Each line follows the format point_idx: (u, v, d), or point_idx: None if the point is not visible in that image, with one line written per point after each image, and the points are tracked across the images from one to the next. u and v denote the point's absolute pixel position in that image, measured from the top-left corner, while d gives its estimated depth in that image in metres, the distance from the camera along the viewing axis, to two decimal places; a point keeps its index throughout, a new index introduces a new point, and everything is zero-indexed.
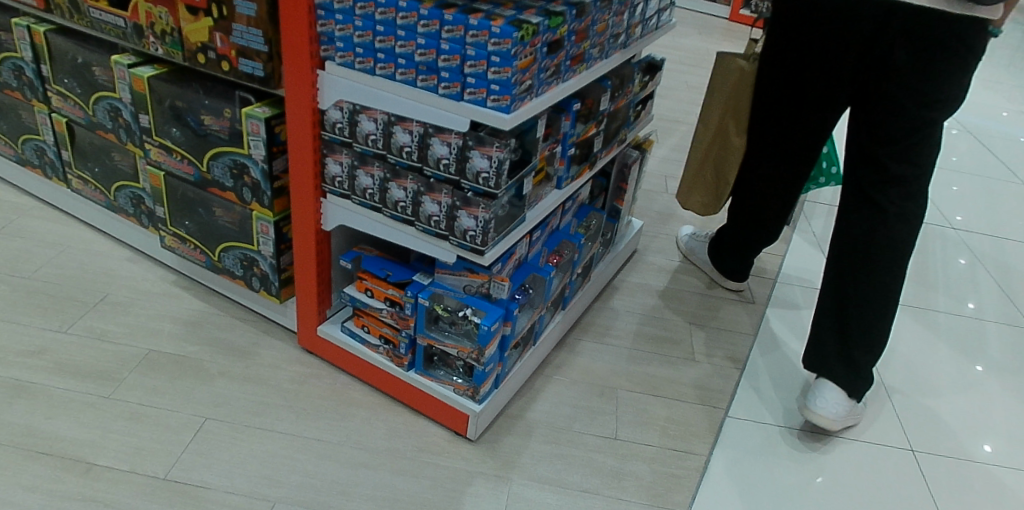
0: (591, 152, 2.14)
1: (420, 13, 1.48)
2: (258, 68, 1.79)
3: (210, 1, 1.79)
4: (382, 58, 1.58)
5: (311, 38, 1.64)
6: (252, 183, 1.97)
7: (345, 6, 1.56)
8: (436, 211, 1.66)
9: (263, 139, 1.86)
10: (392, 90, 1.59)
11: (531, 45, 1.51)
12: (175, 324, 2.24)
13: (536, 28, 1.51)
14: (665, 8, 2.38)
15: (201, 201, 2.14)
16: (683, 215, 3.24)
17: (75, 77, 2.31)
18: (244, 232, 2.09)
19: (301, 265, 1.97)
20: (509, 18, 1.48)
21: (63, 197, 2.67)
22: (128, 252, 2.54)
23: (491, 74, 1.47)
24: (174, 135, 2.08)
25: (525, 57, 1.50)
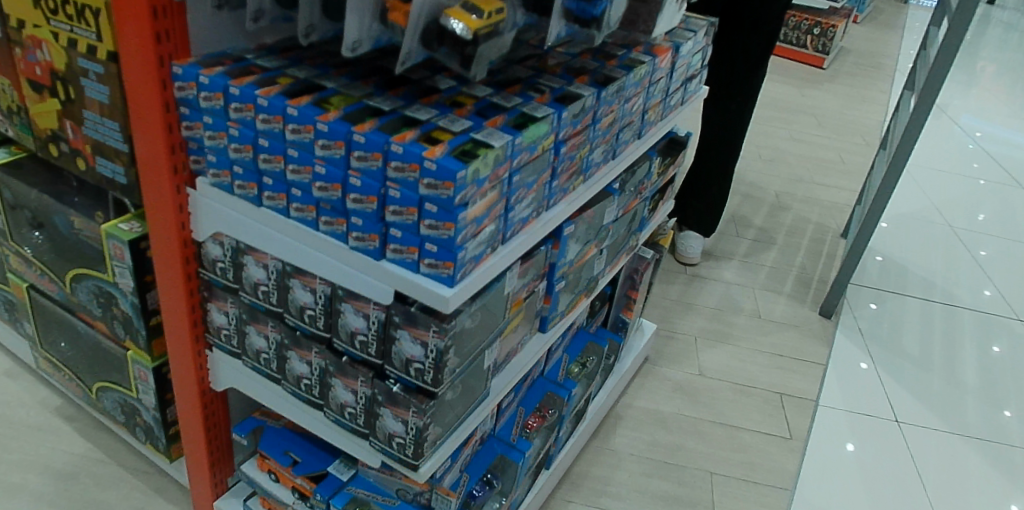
0: (592, 275, 1.60)
1: (318, 128, 0.94)
2: (119, 172, 1.27)
3: (54, 77, 1.26)
4: (270, 184, 1.05)
5: (174, 145, 1.12)
6: (123, 316, 1.46)
7: (215, 106, 1.04)
8: (352, 401, 1.14)
9: (130, 267, 1.35)
10: (285, 230, 1.07)
11: (493, 180, 0.97)
12: (44, 478, 1.73)
13: (501, 153, 0.96)
14: (695, 75, 1.81)
15: (71, 324, 1.63)
16: (702, 307, 2.69)
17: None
18: (121, 373, 1.58)
19: (188, 428, 1.46)
20: (456, 141, 0.94)
21: None
22: (12, 361, 2.03)
23: (424, 229, 0.93)
24: (36, 242, 1.57)
25: (481, 200, 0.95)
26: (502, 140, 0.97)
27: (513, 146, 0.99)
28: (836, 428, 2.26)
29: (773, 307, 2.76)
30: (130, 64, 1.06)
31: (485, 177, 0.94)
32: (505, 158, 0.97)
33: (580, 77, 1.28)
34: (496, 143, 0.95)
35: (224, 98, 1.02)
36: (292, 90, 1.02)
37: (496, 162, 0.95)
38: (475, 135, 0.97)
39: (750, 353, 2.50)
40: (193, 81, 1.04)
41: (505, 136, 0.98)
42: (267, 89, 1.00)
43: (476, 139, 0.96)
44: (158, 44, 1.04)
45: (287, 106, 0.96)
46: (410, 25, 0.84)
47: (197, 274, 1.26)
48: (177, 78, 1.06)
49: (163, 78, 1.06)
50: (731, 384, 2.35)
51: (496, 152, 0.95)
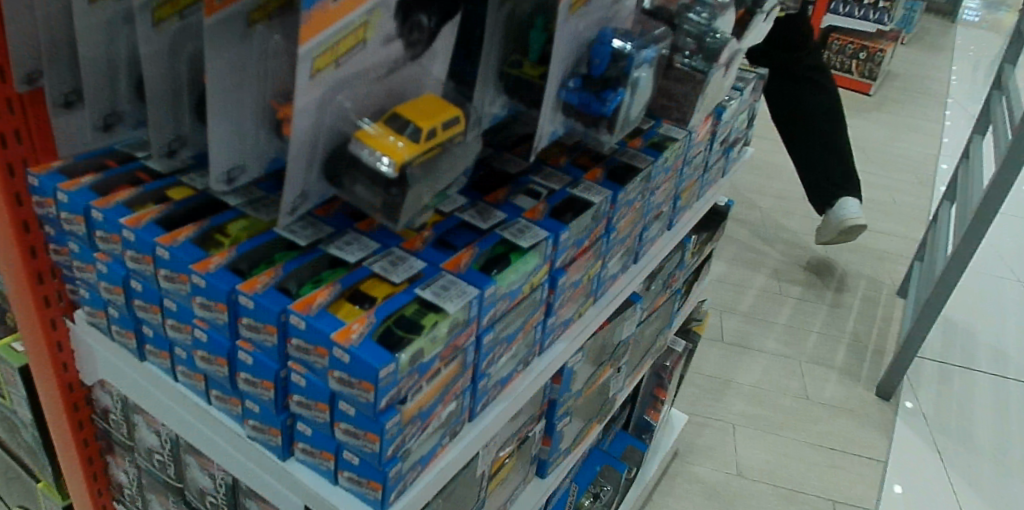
0: (608, 395, 1.29)
1: (193, 281, 0.65)
2: None
3: None
4: (152, 337, 0.77)
5: (42, 274, 0.84)
6: (28, 445, 1.24)
7: (78, 232, 0.74)
8: None
9: (24, 399, 1.10)
10: (174, 397, 0.79)
11: (446, 357, 0.66)
12: None
13: (459, 319, 0.66)
14: (742, 135, 1.45)
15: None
16: (741, 386, 2.32)
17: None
18: (36, 497, 1.36)
19: None
20: (391, 305, 0.63)
21: None
22: None
23: (340, 434, 0.64)
24: None
25: (427, 388, 0.65)
26: (462, 299, 0.65)
27: (479, 304, 0.68)
28: (871, 465, 2.12)
29: (823, 385, 2.38)
30: None
31: (431, 360, 0.64)
32: (465, 324, 0.66)
33: (590, 169, 0.94)
34: (450, 306, 0.64)
35: (86, 223, 0.72)
36: (176, 214, 0.71)
37: (450, 334, 0.64)
38: (421, 293, 0.65)
39: (797, 447, 2.14)
40: (51, 197, 0.74)
41: (467, 290, 0.67)
42: (139, 215, 0.70)
43: (423, 299, 0.65)
44: (4, 147, 0.75)
45: (156, 244, 0.66)
46: (299, 160, 0.50)
47: (90, 419, 1.02)
48: (36, 191, 0.76)
49: (16, 191, 0.78)
50: (774, 489, 2.01)
51: (450, 319, 0.64)
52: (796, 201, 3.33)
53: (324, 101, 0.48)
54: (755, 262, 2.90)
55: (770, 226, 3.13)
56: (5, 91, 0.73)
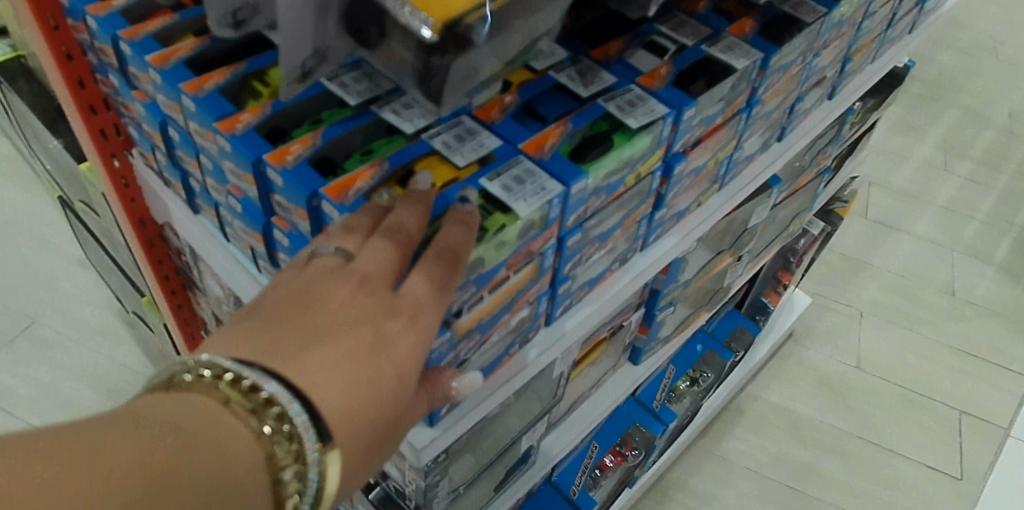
0: (725, 284, 1.13)
1: (219, 143, 0.54)
2: None
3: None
4: (199, 193, 0.67)
5: (94, 106, 0.76)
6: (126, 267, 1.22)
7: (114, 67, 0.64)
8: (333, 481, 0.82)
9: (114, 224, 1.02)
10: (223, 259, 0.71)
11: (513, 266, 0.54)
12: (95, 386, 1.50)
13: (532, 224, 0.52)
14: None
15: (88, 238, 1.37)
16: (879, 271, 2.08)
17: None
18: (142, 311, 1.36)
19: None
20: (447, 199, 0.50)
21: None
22: (57, 211, 1.76)
23: None
24: (48, 166, 1.27)
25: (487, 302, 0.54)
26: (538, 200, 0.51)
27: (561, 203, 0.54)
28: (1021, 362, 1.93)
29: (975, 281, 2.09)
30: None
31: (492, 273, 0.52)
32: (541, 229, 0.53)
33: (740, 18, 0.73)
34: (520, 209, 0.51)
35: (117, 57, 0.62)
36: (212, 53, 0.59)
37: (519, 240, 0.52)
38: (487, 185, 0.51)
39: (931, 347, 1.93)
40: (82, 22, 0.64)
41: (548, 185, 0.53)
42: (167, 51, 0.58)
43: (487, 194, 0.51)
44: None
45: (181, 92, 0.55)
46: (310, 18, 0.38)
47: (169, 255, 0.95)
48: (70, 14, 0.65)
49: (49, 9, 0.67)
50: (897, 390, 1.83)
51: (521, 223, 0.51)
52: (983, 60, 2.81)
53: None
54: (920, 128, 2.50)
55: (946, 87, 2.67)
56: None
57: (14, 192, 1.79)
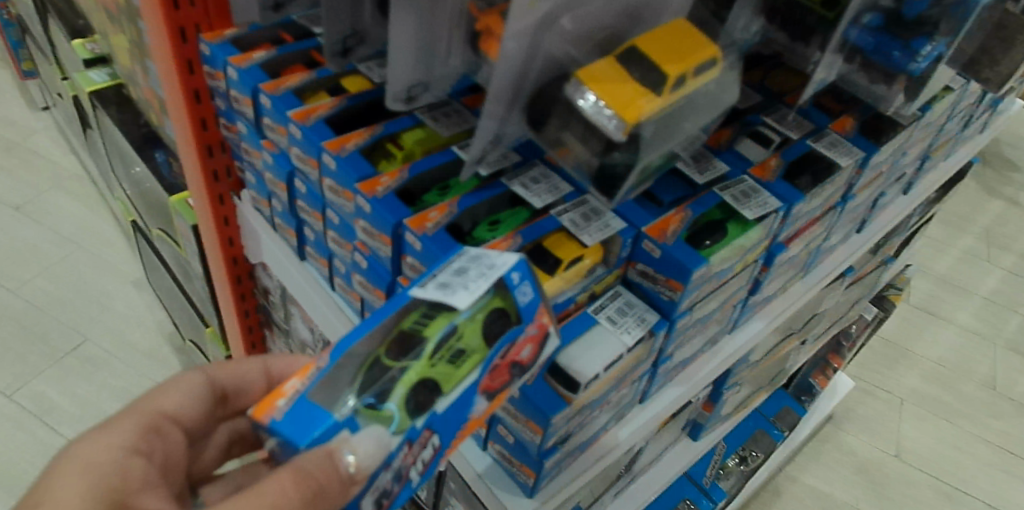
0: (786, 365, 1.13)
1: (358, 202, 0.56)
2: None
3: (121, 10, 0.91)
4: (313, 242, 0.69)
5: (212, 147, 0.77)
6: (199, 297, 1.22)
7: (247, 117, 0.67)
8: None
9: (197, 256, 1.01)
10: (326, 309, 0.72)
11: (493, 377, 0.42)
12: None
13: (502, 320, 0.42)
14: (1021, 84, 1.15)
15: (156, 262, 1.40)
16: (920, 359, 2.06)
17: (39, 21, 1.56)
18: (203, 341, 1.36)
19: None
20: (354, 340, 0.42)
21: (65, 152, 1.94)
22: (118, 232, 1.78)
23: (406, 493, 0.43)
24: (129, 191, 1.31)
25: (462, 435, 0.43)
26: (483, 284, 0.41)
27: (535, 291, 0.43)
28: None
29: (1017, 377, 2.07)
30: (149, 31, 0.70)
31: (463, 402, 0.41)
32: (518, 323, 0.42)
33: (839, 116, 0.75)
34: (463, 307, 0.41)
35: (254, 108, 0.65)
36: (349, 113, 0.62)
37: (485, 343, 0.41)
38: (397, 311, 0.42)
39: (971, 441, 1.90)
40: (222, 71, 0.67)
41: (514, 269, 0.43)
42: (309, 108, 0.61)
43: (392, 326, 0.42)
44: (177, 10, 0.67)
45: (323, 149, 0.58)
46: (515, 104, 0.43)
47: (253, 290, 0.97)
48: (207, 62, 0.69)
49: (188, 56, 0.69)
50: (934, 483, 1.80)
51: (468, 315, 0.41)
52: None
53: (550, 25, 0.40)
54: (965, 218, 2.51)
55: (992, 179, 2.68)
56: None
57: (77, 209, 1.81)
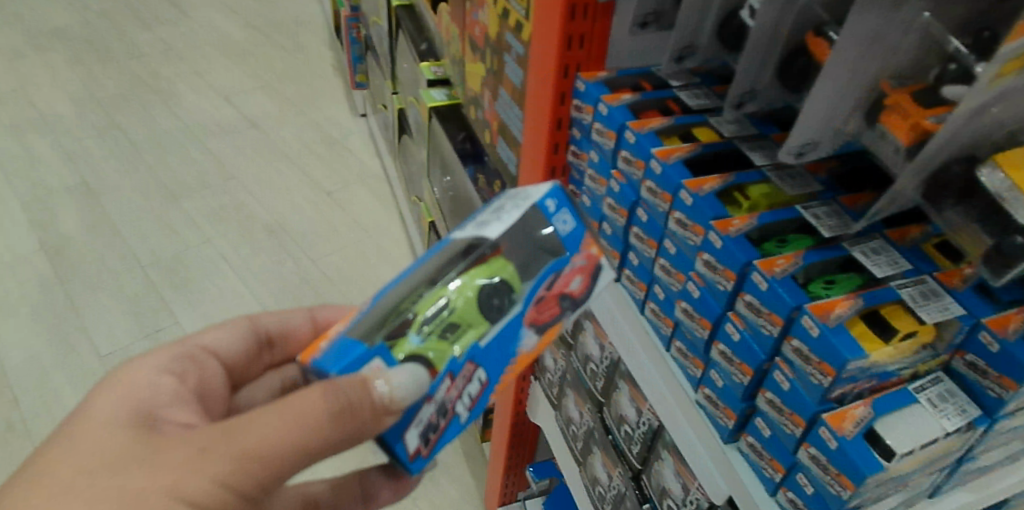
0: None
1: (709, 237, 0.62)
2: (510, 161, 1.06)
3: (489, 43, 1.06)
4: (636, 268, 0.76)
5: (554, 169, 0.87)
6: None
7: (605, 148, 0.75)
8: (604, 482, 0.98)
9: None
10: (632, 331, 0.78)
11: (540, 310, 0.57)
12: None
13: (500, 282, 0.56)
14: None
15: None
16: None
17: (388, 43, 1.84)
18: None
19: (495, 439, 1.30)
20: (387, 292, 0.57)
21: (374, 157, 2.24)
22: (403, 230, 2.00)
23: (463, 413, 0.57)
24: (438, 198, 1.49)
25: (511, 369, 0.57)
26: (513, 214, 0.57)
27: (554, 258, 0.57)
28: None
29: None
30: (537, 64, 0.81)
31: (501, 336, 0.56)
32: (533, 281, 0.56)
33: None
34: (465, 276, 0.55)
35: (616, 141, 0.74)
36: (702, 160, 0.70)
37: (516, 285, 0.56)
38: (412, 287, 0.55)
39: None
40: (592, 106, 0.77)
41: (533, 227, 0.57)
42: (671, 149, 0.69)
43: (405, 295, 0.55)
44: (568, 49, 0.77)
45: (683, 187, 0.65)
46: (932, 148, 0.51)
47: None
48: (579, 96, 0.79)
49: (563, 89, 0.80)
50: None
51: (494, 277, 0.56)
52: None
53: (998, 99, 0.48)
54: None
55: None
56: None
57: (373, 205, 2.07)
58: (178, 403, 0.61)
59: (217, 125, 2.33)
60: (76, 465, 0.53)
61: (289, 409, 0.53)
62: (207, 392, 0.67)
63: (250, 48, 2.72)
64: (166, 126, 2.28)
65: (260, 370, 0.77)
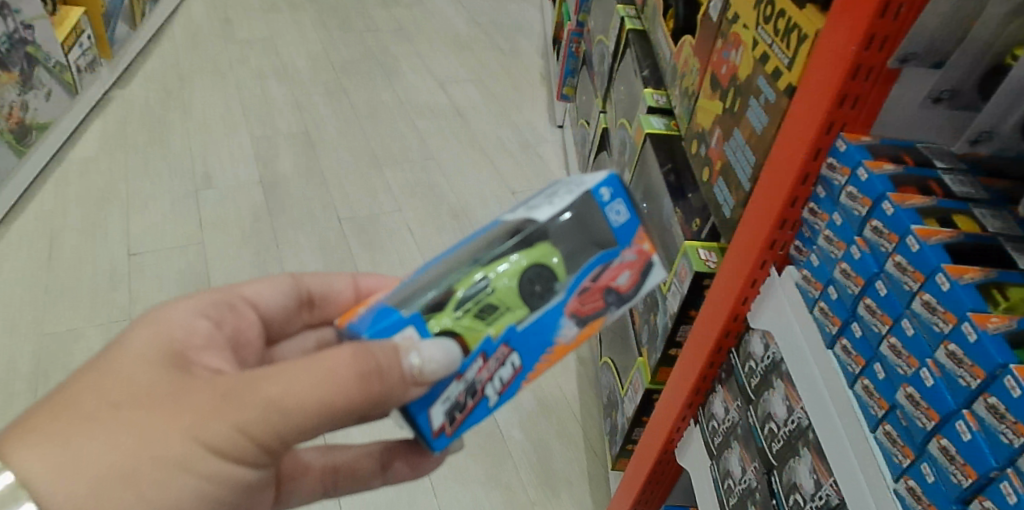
0: None
1: (961, 328, 0.60)
2: (727, 203, 1.05)
3: (734, 83, 1.05)
4: (857, 338, 0.74)
5: (784, 222, 0.85)
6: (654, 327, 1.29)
7: (855, 213, 0.74)
8: None
9: (682, 294, 1.12)
10: (836, 402, 0.76)
11: (583, 302, 0.70)
12: (536, 397, 1.76)
13: (545, 266, 0.68)
14: None
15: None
16: None
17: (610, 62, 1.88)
18: (624, 369, 1.50)
19: (632, 469, 1.29)
20: (427, 272, 0.70)
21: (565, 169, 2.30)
22: None
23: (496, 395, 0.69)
24: None
25: (546, 357, 0.70)
26: (563, 199, 0.70)
27: (601, 252, 0.70)
28: None
29: None
30: (797, 114, 0.81)
31: (539, 320, 0.69)
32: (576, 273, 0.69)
33: None
34: (516, 254, 0.68)
35: (870, 209, 0.72)
36: (962, 248, 0.67)
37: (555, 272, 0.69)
38: (457, 269, 0.68)
39: None
40: (850, 169, 0.75)
41: (587, 219, 0.69)
42: (932, 230, 0.67)
43: (449, 275, 0.68)
44: (838, 108, 0.76)
45: (942, 270, 0.63)
46: None
47: (728, 350, 1.01)
48: (835, 155, 0.78)
49: (820, 145, 0.79)
50: None
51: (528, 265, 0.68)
52: None
53: None
54: None
55: None
56: (876, 60, 0.73)
57: None
58: (209, 347, 0.76)
59: (429, 111, 2.50)
60: (106, 399, 0.65)
61: (321, 367, 0.65)
62: (239, 336, 0.83)
63: (472, 45, 2.95)
64: (385, 99, 2.55)
65: (296, 328, 0.93)
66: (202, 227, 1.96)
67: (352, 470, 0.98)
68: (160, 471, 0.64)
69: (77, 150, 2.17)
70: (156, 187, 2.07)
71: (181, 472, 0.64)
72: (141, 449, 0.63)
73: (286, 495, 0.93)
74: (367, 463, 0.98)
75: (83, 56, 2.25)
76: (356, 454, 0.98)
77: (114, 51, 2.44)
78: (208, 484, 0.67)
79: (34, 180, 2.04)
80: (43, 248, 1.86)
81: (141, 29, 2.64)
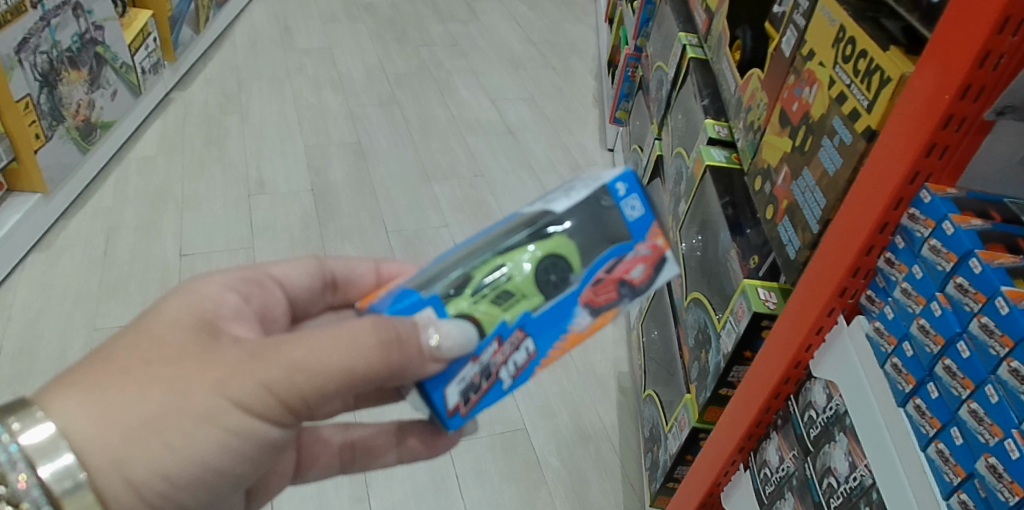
0: None
1: None
2: (793, 244, 1.01)
3: (806, 121, 1.02)
4: (934, 400, 0.70)
5: (857, 270, 0.82)
6: (704, 364, 1.26)
7: (939, 268, 0.70)
8: None
9: (737, 334, 1.09)
10: (908, 465, 0.72)
11: (597, 293, 0.70)
12: (573, 420, 1.74)
13: (559, 256, 0.69)
14: None
15: (670, 320, 1.59)
16: None
17: (668, 89, 1.86)
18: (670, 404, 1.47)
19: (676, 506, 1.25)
20: (448, 257, 0.72)
21: None
22: None
23: (511, 377, 0.69)
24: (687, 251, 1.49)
25: (561, 344, 0.70)
26: (579, 193, 0.71)
27: (615, 246, 0.70)
28: None
29: None
30: (877, 158, 0.78)
31: (556, 309, 0.69)
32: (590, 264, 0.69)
33: None
34: (531, 244, 0.69)
35: (955, 265, 0.68)
36: None
37: (569, 260, 0.69)
38: (476, 255, 0.70)
39: None
40: (935, 221, 0.71)
41: (603, 213, 0.70)
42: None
43: (468, 260, 0.70)
44: (924, 156, 0.73)
45: None
46: None
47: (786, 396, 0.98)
48: (915, 204, 0.75)
49: (903, 194, 0.76)
50: None
51: (541, 252, 0.69)
52: None
53: None
54: None
55: None
56: (969, 109, 0.70)
57: None
58: (238, 318, 0.75)
59: (480, 127, 2.52)
60: (141, 357, 0.66)
61: (345, 337, 0.66)
62: (266, 312, 0.83)
63: (526, 64, 2.95)
64: (437, 113, 2.56)
65: (320, 309, 0.93)
66: (252, 231, 1.98)
67: (368, 446, 0.98)
68: (187, 424, 0.66)
69: (136, 149, 2.21)
70: (211, 189, 2.11)
71: (206, 426, 0.67)
72: (171, 401, 0.65)
73: (304, 468, 0.97)
74: (382, 439, 0.97)
75: (148, 58, 2.30)
76: (371, 431, 0.98)
77: (178, 54, 2.50)
78: (235, 439, 0.69)
79: (98, 174, 2.10)
80: (100, 243, 1.90)
81: (204, 33, 2.70)
